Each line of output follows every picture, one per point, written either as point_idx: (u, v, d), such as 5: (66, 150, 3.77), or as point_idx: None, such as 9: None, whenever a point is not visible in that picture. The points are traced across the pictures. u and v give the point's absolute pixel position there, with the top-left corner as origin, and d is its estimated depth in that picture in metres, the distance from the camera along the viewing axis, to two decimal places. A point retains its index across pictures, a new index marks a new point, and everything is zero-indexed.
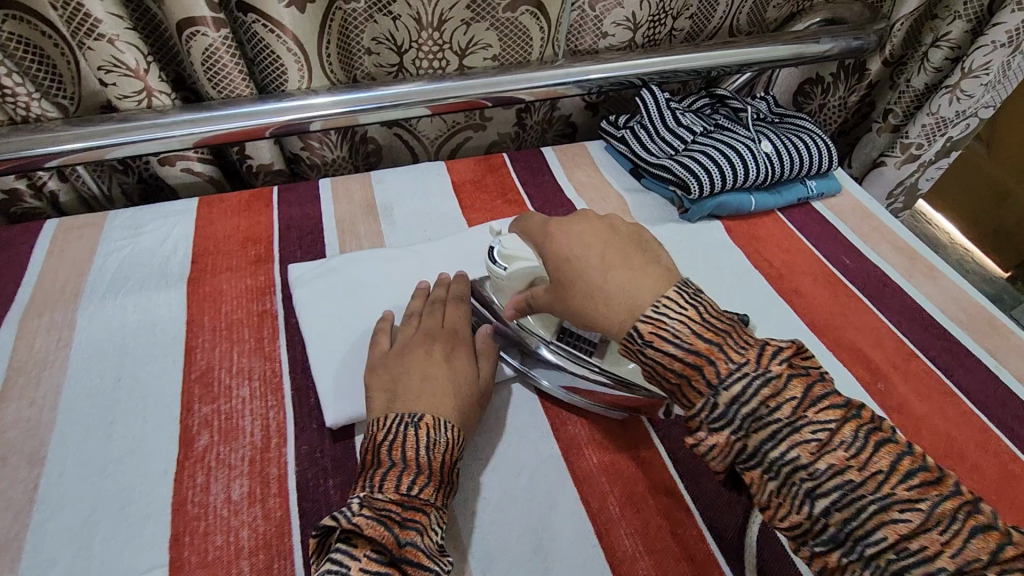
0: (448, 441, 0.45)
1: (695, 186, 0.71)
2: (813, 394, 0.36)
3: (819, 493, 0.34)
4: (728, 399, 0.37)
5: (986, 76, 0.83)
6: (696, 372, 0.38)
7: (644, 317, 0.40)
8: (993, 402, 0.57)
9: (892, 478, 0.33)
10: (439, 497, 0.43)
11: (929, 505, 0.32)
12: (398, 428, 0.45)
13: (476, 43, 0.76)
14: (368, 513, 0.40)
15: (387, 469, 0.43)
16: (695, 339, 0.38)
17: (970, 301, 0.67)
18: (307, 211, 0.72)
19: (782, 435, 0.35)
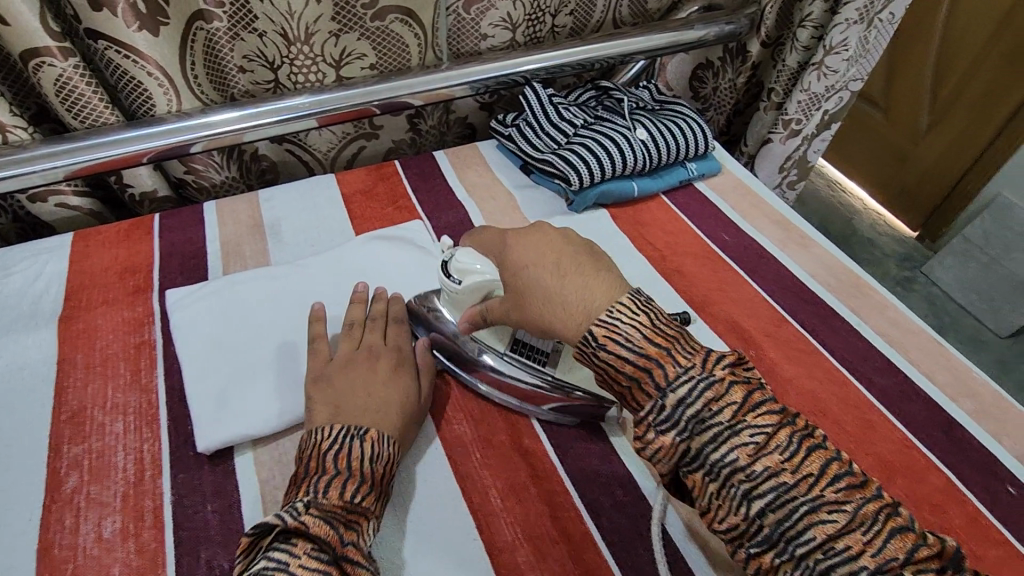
0: (391, 454, 0.46)
1: (574, 178, 0.73)
2: (753, 400, 0.40)
3: (755, 494, 0.37)
4: (673, 404, 0.40)
5: (846, 51, 0.88)
6: (646, 375, 0.42)
7: (599, 322, 0.43)
8: (856, 357, 0.60)
9: (821, 481, 0.37)
10: (376, 505, 0.44)
11: (854, 506, 0.36)
12: (342, 440, 0.45)
13: (350, 54, 0.76)
14: (315, 513, 0.40)
15: (332, 476, 0.43)
16: (646, 344, 0.42)
17: (839, 265, 0.70)
18: (191, 236, 0.71)
19: (797, 514, 0.36)
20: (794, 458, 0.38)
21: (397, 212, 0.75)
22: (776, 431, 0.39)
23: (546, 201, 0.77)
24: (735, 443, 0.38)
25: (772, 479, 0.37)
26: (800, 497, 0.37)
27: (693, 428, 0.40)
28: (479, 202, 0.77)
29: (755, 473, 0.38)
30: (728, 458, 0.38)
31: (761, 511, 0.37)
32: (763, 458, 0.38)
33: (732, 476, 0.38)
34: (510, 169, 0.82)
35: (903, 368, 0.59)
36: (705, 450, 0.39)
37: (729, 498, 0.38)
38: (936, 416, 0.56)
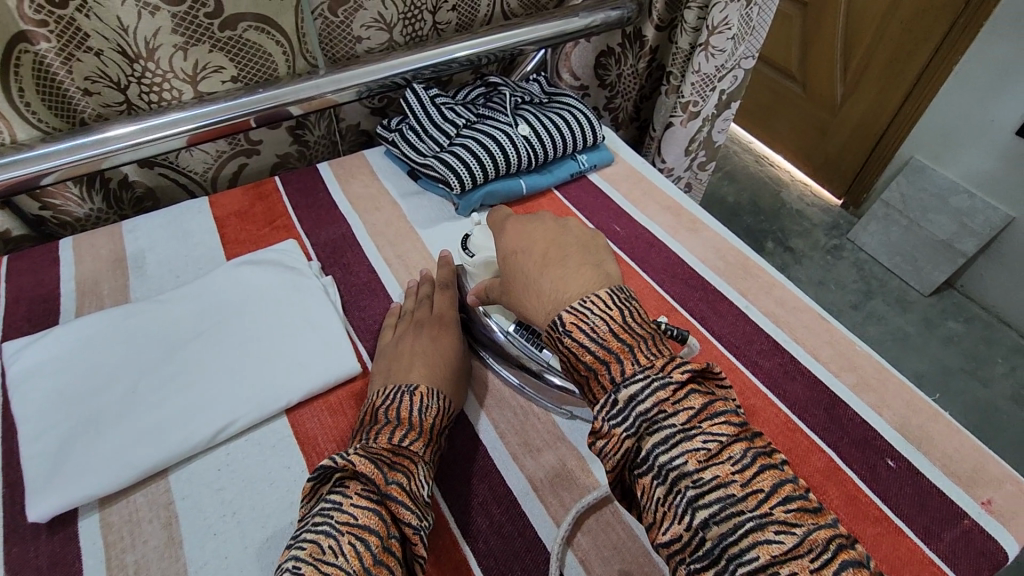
0: (441, 407, 0.50)
1: (455, 181, 0.70)
2: (713, 409, 0.38)
3: (700, 503, 0.35)
4: (625, 400, 0.39)
5: (730, 30, 0.87)
6: (604, 366, 0.41)
7: (570, 309, 0.43)
8: (743, 341, 0.60)
9: (771, 499, 0.34)
10: (426, 452, 0.47)
11: (803, 530, 0.33)
12: (395, 396, 0.50)
13: (206, 67, 0.71)
14: (363, 454, 0.43)
15: (383, 425, 0.47)
16: (611, 337, 0.41)
17: (728, 246, 0.70)
18: (42, 278, 0.65)
19: (740, 530, 0.34)
20: (746, 472, 0.35)
21: (274, 232, 0.71)
22: (732, 444, 0.37)
23: (434, 206, 0.74)
24: (686, 447, 0.36)
25: (719, 490, 0.35)
26: (748, 513, 0.34)
27: (644, 429, 0.38)
28: (362, 214, 0.73)
29: (702, 480, 0.35)
30: (676, 461, 0.36)
31: (705, 522, 0.34)
32: (714, 466, 0.36)
33: (679, 480, 0.36)
34: (398, 176, 0.79)
35: (789, 347, 0.59)
36: (654, 450, 0.37)
37: (673, 504, 0.36)
38: (818, 393, 0.55)
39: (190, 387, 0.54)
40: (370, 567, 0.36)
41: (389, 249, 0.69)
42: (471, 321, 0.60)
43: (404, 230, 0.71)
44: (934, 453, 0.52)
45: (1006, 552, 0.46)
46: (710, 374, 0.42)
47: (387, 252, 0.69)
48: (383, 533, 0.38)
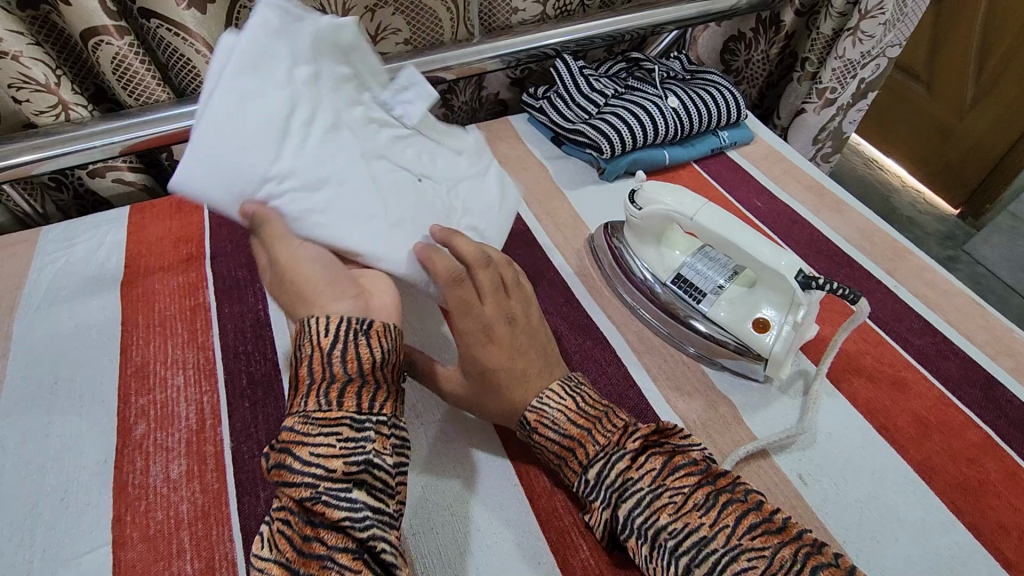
0: (356, 338, 0.41)
1: (606, 146, 0.74)
2: (671, 464, 0.41)
3: (679, 552, 0.38)
4: (595, 476, 0.43)
5: (883, 15, 0.86)
6: (571, 453, 0.45)
7: (531, 406, 0.47)
8: (891, 318, 0.60)
9: (738, 530, 0.37)
10: (358, 399, 0.39)
11: (771, 551, 0.36)
12: (339, 335, 0.41)
13: (386, 29, 0.79)
14: (289, 428, 0.37)
15: (331, 380, 0.40)
16: (570, 425, 0.45)
17: (873, 228, 0.70)
18: None
19: (719, 566, 0.36)
20: (711, 514, 0.38)
21: None
22: (695, 491, 0.40)
23: (578, 170, 0.79)
24: (655, 505, 0.40)
25: (691, 536, 0.38)
26: (720, 549, 0.37)
27: (617, 498, 0.41)
28: (511, 173, 0.78)
29: (675, 531, 0.38)
30: (649, 520, 0.40)
31: (687, 568, 0.37)
32: (682, 516, 0.39)
33: (658, 537, 0.39)
34: (541, 141, 0.84)
35: (941, 328, 0.59)
36: (630, 515, 0.40)
37: (659, 561, 0.38)
38: (973, 373, 0.55)
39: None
40: (300, 550, 0.35)
41: (538, 206, 0.74)
42: (616, 273, 0.63)
43: (551, 190, 0.76)
44: None
45: None
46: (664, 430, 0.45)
47: (537, 209, 0.73)
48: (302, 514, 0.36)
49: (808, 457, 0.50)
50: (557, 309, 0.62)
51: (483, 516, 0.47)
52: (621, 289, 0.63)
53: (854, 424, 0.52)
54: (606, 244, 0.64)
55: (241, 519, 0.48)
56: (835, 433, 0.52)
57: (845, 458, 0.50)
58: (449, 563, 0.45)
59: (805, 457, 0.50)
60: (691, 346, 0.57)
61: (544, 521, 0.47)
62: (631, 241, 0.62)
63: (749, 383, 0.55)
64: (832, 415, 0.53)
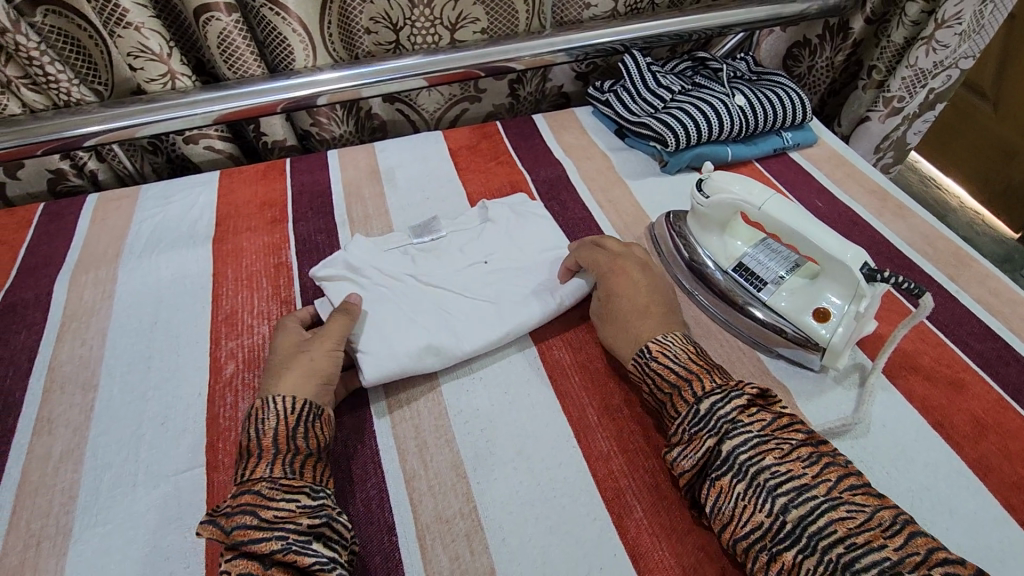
0: (274, 413, 0.48)
1: (671, 139, 0.76)
2: (782, 421, 0.46)
3: (779, 490, 0.41)
4: (707, 409, 0.46)
5: (960, 25, 0.86)
6: (686, 385, 0.49)
7: (656, 340, 0.52)
8: (951, 321, 0.61)
9: (839, 485, 0.41)
10: (280, 469, 0.45)
11: (870, 509, 0.40)
12: (282, 416, 0.48)
13: (465, 18, 0.83)
14: (247, 498, 0.43)
15: (276, 455, 0.46)
16: (690, 361, 0.50)
17: (936, 234, 0.70)
18: (317, 178, 0.79)
19: (816, 511, 0.40)
20: (816, 467, 0.42)
21: (500, 166, 0.81)
22: (801, 446, 0.44)
23: (640, 162, 0.81)
24: (764, 446, 0.44)
25: (794, 481, 0.42)
26: (820, 497, 0.41)
27: (725, 432, 0.45)
28: (575, 161, 0.81)
29: (779, 473, 0.42)
30: (754, 459, 0.43)
31: (784, 507, 0.41)
32: (788, 462, 0.43)
33: (758, 475, 0.43)
34: (605, 133, 0.87)
35: (1003, 334, 0.59)
36: (734, 451, 0.44)
37: (754, 495, 0.42)
38: None
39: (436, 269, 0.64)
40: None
41: (600, 193, 0.77)
42: (676, 259, 0.65)
43: (613, 180, 0.78)
44: None
45: None
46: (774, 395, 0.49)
47: (599, 197, 0.76)
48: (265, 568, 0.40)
49: (859, 444, 0.52)
50: None
51: (542, 472, 0.51)
52: (681, 275, 0.65)
53: (909, 419, 0.53)
54: (667, 231, 0.66)
55: None
56: (889, 425, 0.53)
57: (898, 449, 0.51)
58: (510, 511, 0.48)
59: (857, 445, 0.52)
60: (747, 333, 0.59)
61: (600, 480, 0.50)
62: (695, 229, 0.64)
63: (805, 372, 0.57)
64: (887, 408, 0.54)
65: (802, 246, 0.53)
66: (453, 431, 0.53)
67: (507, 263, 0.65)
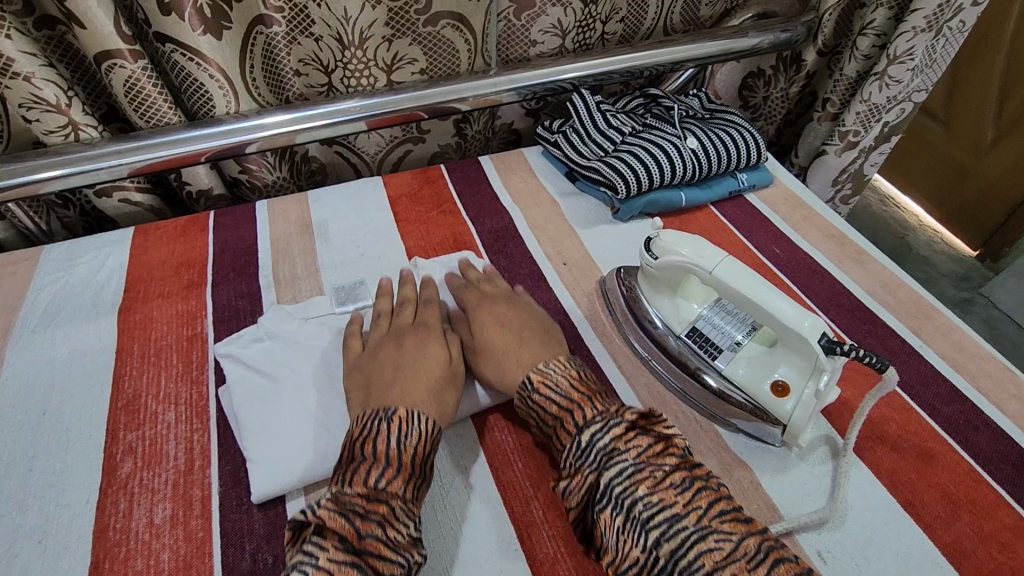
0: (421, 433, 0.46)
1: (621, 186, 0.72)
2: (655, 446, 0.45)
3: (651, 524, 0.41)
4: (586, 440, 0.45)
5: (911, 61, 0.84)
6: (567, 415, 0.48)
7: (537, 369, 0.51)
8: (916, 382, 0.57)
9: (708, 514, 0.41)
10: (409, 491, 0.44)
11: (737, 538, 0.40)
12: (373, 423, 0.46)
13: (401, 58, 0.78)
14: (332, 506, 0.41)
15: (359, 464, 0.44)
16: (571, 389, 0.49)
17: (897, 282, 0.67)
18: (242, 234, 0.73)
19: (687, 544, 0.39)
20: (687, 495, 0.42)
21: (442, 217, 0.75)
22: (673, 472, 0.44)
23: (591, 209, 0.77)
24: (638, 476, 0.43)
25: (665, 511, 0.41)
26: (690, 527, 0.40)
27: (602, 464, 0.44)
28: (523, 209, 0.77)
29: (651, 503, 0.41)
30: (628, 490, 0.42)
31: (656, 542, 0.40)
32: (660, 491, 0.42)
33: (633, 507, 0.42)
34: (555, 175, 0.82)
35: (969, 394, 0.56)
36: (611, 484, 0.43)
37: (630, 531, 0.41)
38: (1004, 447, 0.52)
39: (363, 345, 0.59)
40: None
41: (549, 244, 0.72)
42: (628, 321, 0.61)
43: (563, 228, 0.74)
44: None
45: None
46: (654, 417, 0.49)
47: (547, 248, 0.71)
48: None
49: (827, 533, 0.47)
50: None
51: None
52: (633, 339, 0.60)
53: (880, 502, 0.49)
54: (619, 290, 0.62)
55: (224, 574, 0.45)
56: (860, 510, 0.49)
57: (868, 536, 0.47)
58: None
59: (825, 534, 0.47)
60: (703, 404, 0.55)
61: None
62: (647, 288, 0.59)
63: (766, 447, 0.52)
64: (857, 490, 0.50)
65: (758, 317, 0.49)
66: None
67: None
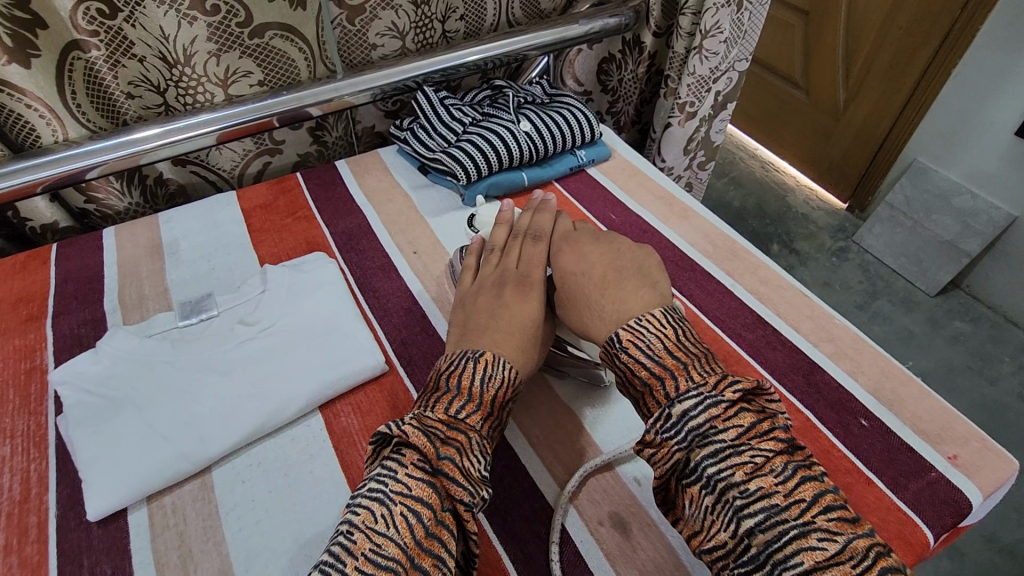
0: (506, 376, 0.49)
1: (462, 173, 0.76)
2: (760, 427, 0.41)
3: (746, 512, 0.37)
4: (679, 414, 0.42)
5: (721, 34, 0.93)
6: (659, 381, 0.45)
7: (627, 328, 0.49)
8: (727, 316, 0.64)
9: (813, 509, 0.37)
10: (484, 427, 0.47)
11: (845, 538, 0.36)
12: (461, 361, 0.50)
13: (235, 72, 0.79)
14: (417, 425, 0.43)
15: (443, 394, 0.47)
16: (665, 355, 0.46)
17: (717, 232, 0.74)
18: (87, 262, 0.72)
19: (784, 538, 0.36)
20: (788, 483, 0.38)
21: (295, 222, 0.77)
22: (776, 458, 0.39)
23: (443, 198, 0.80)
24: (734, 460, 0.39)
25: (764, 501, 0.37)
26: (791, 520, 0.36)
27: (695, 443, 0.41)
28: (376, 206, 0.79)
29: (748, 491, 0.38)
30: (722, 473, 0.39)
31: (749, 530, 0.37)
32: (758, 478, 0.38)
33: (727, 491, 0.39)
34: (409, 171, 0.85)
35: (771, 321, 0.63)
36: (703, 463, 0.40)
37: (720, 512, 0.39)
38: (798, 361, 0.59)
39: (210, 351, 0.59)
40: (420, 540, 0.38)
41: (401, 236, 0.75)
42: None
43: (414, 219, 0.77)
44: (906, 414, 0.55)
45: (969, 501, 0.49)
46: (759, 389, 0.44)
47: (399, 240, 0.75)
48: (435, 507, 0.40)
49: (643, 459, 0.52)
50: (411, 336, 0.64)
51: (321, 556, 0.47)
52: None
53: None
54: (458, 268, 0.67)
55: None
56: None
57: None
58: None
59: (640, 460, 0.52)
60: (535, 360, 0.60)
61: None
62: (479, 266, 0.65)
63: (593, 392, 0.58)
64: None
65: None
66: (221, 529, 0.49)
67: (283, 332, 0.61)
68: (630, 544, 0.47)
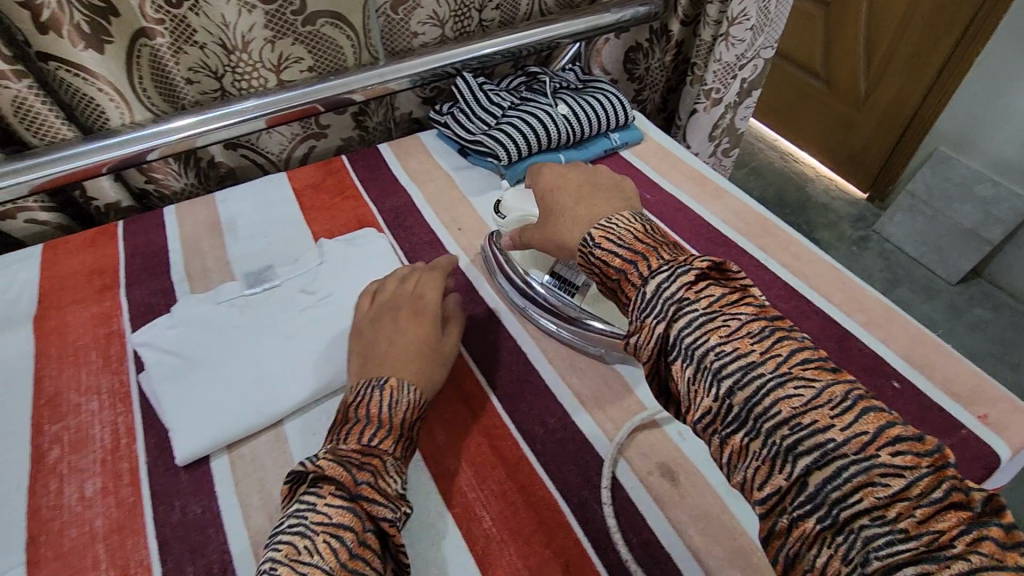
0: (411, 401, 0.50)
1: (503, 154, 0.79)
2: (731, 296, 0.41)
3: (724, 374, 0.37)
4: (652, 291, 0.42)
5: (749, 21, 0.95)
6: (634, 265, 0.45)
7: (597, 226, 0.49)
8: (761, 287, 0.67)
9: (790, 360, 0.37)
10: (399, 452, 0.48)
11: (822, 384, 0.36)
12: (367, 391, 0.50)
13: (287, 58, 0.83)
14: (332, 458, 0.45)
15: (354, 425, 0.48)
16: (635, 241, 0.46)
17: (748, 210, 0.77)
18: (153, 238, 0.76)
19: (762, 391, 0.36)
20: (765, 342, 0.38)
21: (344, 201, 0.81)
22: (751, 321, 0.39)
23: (483, 179, 0.84)
24: (709, 326, 0.39)
25: (741, 360, 0.37)
26: (768, 374, 0.37)
27: (671, 316, 0.40)
28: (420, 186, 0.83)
29: (724, 353, 0.38)
30: (699, 341, 0.39)
31: (729, 390, 0.37)
32: (735, 340, 0.38)
33: (705, 358, 0.38)
34: (449, 153, 0.89)
35: (803, 292, 0.66)
36: (681, 334, 0.39)
37: (703, 381, 0.38)
38: (830, 328, 0.62)
39: (275, 317, 0.64)
40: (345, 562, 0.39)
41: (445, 214, 0.79)
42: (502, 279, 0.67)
43: (457, 199, 0.81)
44: (935, 377, 0.58)
45: (996, 454, 0.52)
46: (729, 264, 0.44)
47: (444, 217, 0.78)
48: (358, 528, 0.41)
49: None
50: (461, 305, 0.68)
51: None
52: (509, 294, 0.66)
53: None
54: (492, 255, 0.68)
55: (156, 527, 0.49)
56: None
57: None
58: None
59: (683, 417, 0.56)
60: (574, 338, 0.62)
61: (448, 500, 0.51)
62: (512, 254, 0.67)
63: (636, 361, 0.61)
64: None
65: None
66: None
67: (342, 300, 0.65)
68: (677, 490, 0.51)
